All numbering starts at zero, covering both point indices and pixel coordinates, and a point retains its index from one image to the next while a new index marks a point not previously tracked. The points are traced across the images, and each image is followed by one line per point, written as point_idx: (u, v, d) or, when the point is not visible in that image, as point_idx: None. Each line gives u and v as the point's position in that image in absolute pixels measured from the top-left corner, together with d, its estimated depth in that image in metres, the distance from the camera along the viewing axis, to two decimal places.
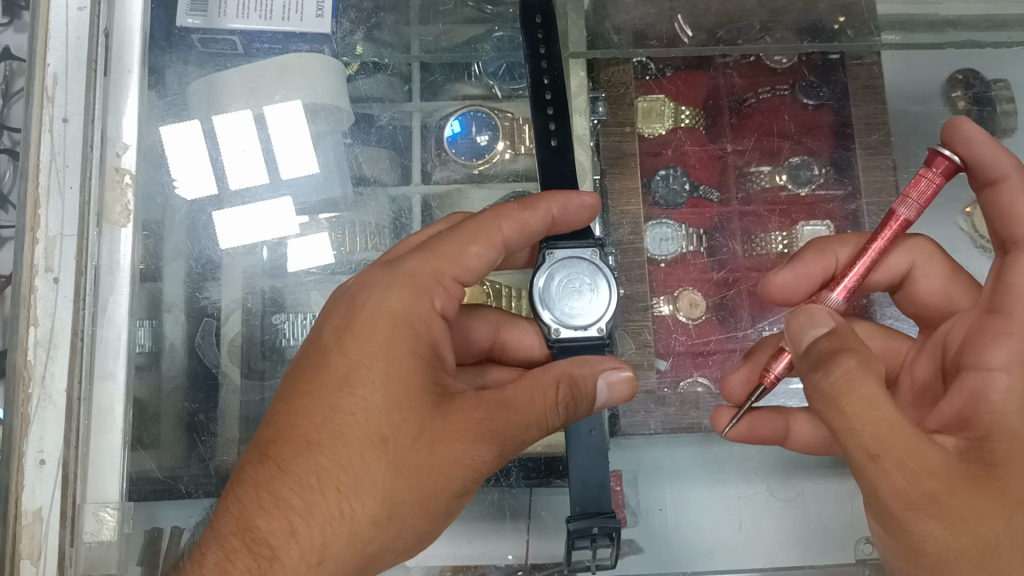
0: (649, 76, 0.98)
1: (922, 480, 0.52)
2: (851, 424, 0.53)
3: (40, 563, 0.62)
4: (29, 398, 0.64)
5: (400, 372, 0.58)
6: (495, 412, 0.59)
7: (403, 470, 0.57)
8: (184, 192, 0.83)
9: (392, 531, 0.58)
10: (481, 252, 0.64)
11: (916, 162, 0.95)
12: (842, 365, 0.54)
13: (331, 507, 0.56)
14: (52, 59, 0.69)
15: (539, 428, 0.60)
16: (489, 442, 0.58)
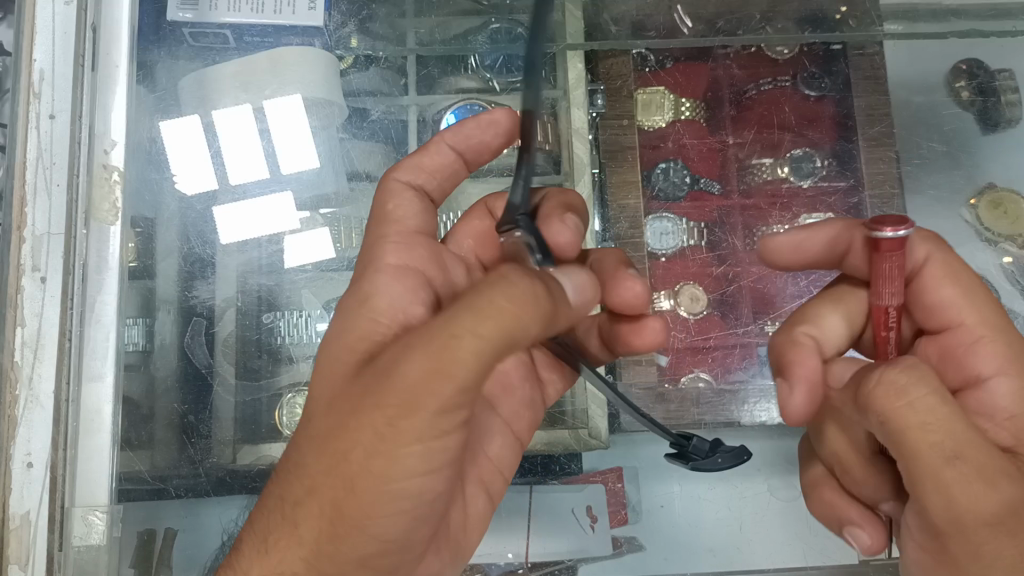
0: (649, 68, 0.96)
1: (1004, 488, 0.46)
2: (912, 435, 0.46)
3: (30, 568, 0.61)
4: (16, 401, 0.62)
5: (353, 346, 0.54)
6: (414, 345, 0.45)
7: (325, 440, 0.50)
8: (184, 186, 0.82)
9: (332, 507, 0.49)
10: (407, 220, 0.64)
11: (920, 154, 0.94)
12: (901, 361, 0.47)
13: (282, 500, 0.52)
14: (38, 54, 0.68)
15: (461, 345, 0.43)
16: (400, 396, 0.46)
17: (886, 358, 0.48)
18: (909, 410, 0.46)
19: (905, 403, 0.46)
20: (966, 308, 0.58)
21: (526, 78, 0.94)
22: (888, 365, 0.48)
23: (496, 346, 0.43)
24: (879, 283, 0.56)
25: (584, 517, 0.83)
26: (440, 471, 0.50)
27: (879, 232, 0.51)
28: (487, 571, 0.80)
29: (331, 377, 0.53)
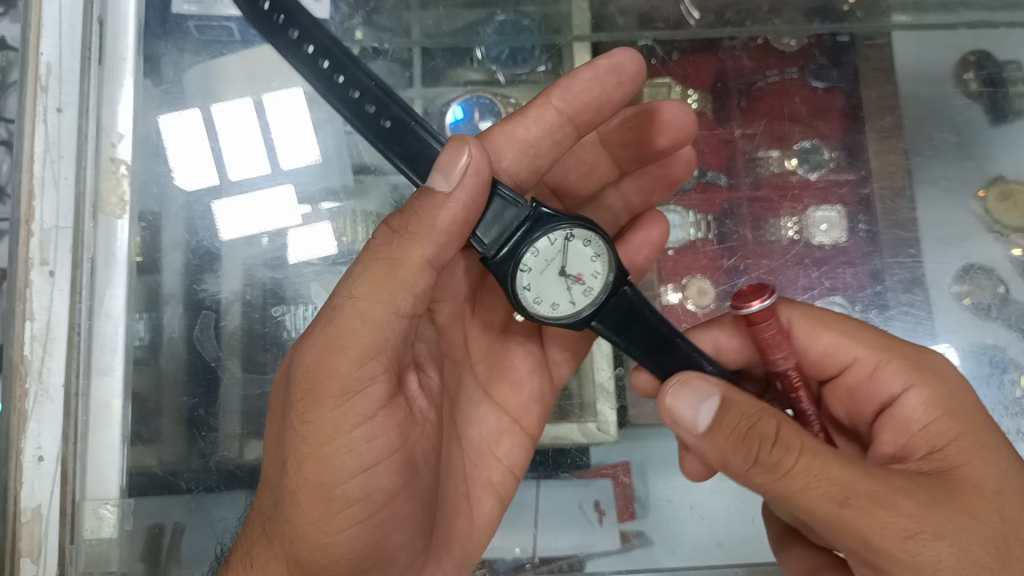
0: (656, 59, 0.95)
1: (900, 503, 0.47)
2: (806, 482, 0.47)
3: (40, 560, 0.61)
4: (27, 394, 0.63)
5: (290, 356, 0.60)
6: (315, 331, 0.50)
7: (274, 454, 0.52)
8: (180, 182, 0.82)
9: (281, 510, 0.51)
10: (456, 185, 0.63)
11: (932, 145, 0.93)
12: (744, 402, 0.51)
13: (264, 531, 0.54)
14: (45, 48, 0.68)
15: (358, 335, 0.49)
16: (322, 378, 0.48)
17: (743, 425, 0.50)
18: (810, 464, 0.47)
19: (799, 461, 0.48)
20: (857, 342, 0.61)
21: (532, 69, 0.95)
22: (738, 431, 0.50)
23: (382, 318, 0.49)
24: (772, 353, 0.59)
25: (592, 511, 0.83)
26: (388, 464, 0.51)
27: (748, 306, 0.56)
28: (495, 567, 0.80)
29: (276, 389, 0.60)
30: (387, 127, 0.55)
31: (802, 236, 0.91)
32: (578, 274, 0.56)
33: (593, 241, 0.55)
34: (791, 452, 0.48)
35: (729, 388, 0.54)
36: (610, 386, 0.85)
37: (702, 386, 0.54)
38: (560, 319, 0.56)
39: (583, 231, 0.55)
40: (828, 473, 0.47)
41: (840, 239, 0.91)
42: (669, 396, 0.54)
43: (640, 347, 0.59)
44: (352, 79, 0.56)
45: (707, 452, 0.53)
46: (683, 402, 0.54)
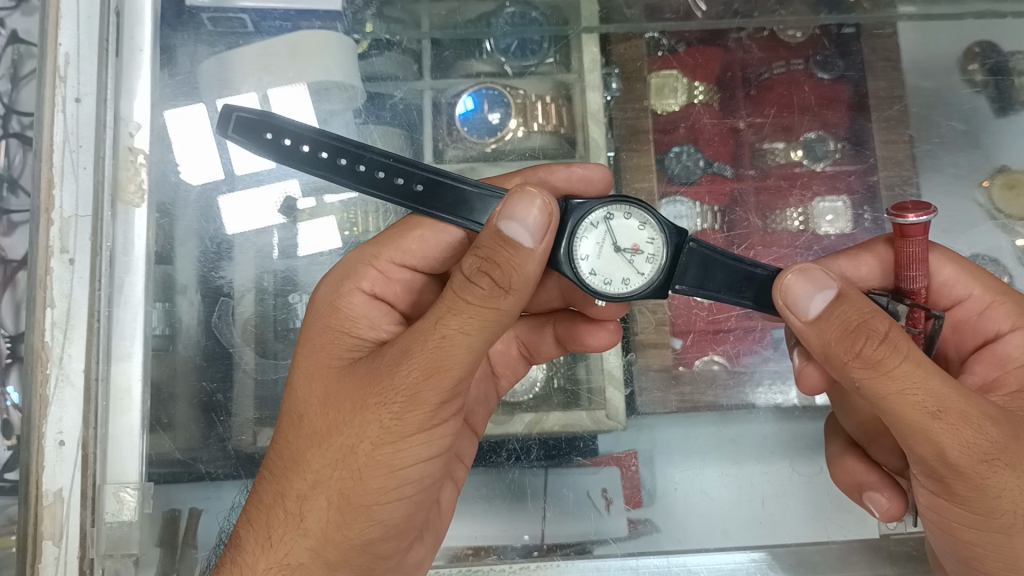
0: (662, 51, 0.96)
1: (986, 429, 0.49)
2: (904, 387, 0.48)
3: (62, 543, 0.62)
4: (48, 379, 0.64)
5: (319, 348, 0.57)
6: (411, 344, 0.50)
7: (345, 428, 0.52)
8: (188, 177, 0.82)
9: (340, 497, 0.52)
10: (428, 234, 0.64)
11: (940, 134, 0.94)
12: (859, 301, 0.50)
13: (295, 491, 0.53)
14: (63, 39, 0.68)
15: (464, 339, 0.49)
16: (433, 368, 0.50)
17: (853, 321, 0.49)
18: (913, 370, 0.48)
19: (905, 364, 0.48)
20: (973, 283, 0.65)
21: (541, 61, 0.95)
22: (846, 323, 0.50)
23: (485, 344, 0.50)
24: (907, 270, 0.57)
25: (600, 498, 0.84)
26: (439, 460, 0.56)
27: (904, 218, 0.54)
28: (503, 552, 0.81)
29: (295, 371, 0.57)
30: (420, 190, 0.57)
31: (808, 226, 0.92)
32: (635, 245, 0.56)
33: (634, 211, 0.56)
34: (897, 355, 0.48)
35: (848, 284, 0.51)
36: (618, 373, 0.87)
37: (819, 275, 0.51)
38: (637, 292, 0.56)
39: (620, 205, 0.56)
40: (930, 380, 0.48)
41: (846, 229, 0.91)
42: (787, 279, 0.51)
43: (729, 288, 0.57)
44: (373, 164, 0.57)
45: (810, 337, 0.52)
46: (802, 281, 0.51)
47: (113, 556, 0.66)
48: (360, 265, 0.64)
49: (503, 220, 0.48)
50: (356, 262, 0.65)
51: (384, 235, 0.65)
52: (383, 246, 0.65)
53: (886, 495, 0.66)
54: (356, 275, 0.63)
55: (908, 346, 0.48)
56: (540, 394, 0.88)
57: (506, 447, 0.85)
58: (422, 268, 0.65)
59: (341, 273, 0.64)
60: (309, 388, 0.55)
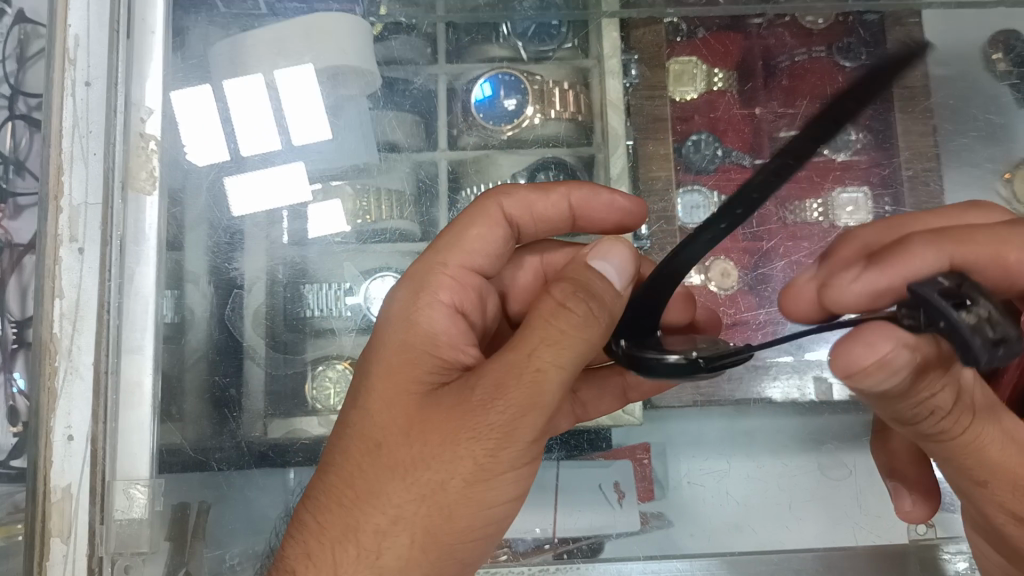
0: (683, 37, 0.94)
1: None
2: (978, 453, 0.47)
3: (70, 540, 0.61)
4: (56, 371, 0.62)
5: (397, 371, 0.54)
6: (503, 376, 0.49)
7: (438, 464, 0.50)
8: (195, 158, 0.79)
9: (426, 533, 0.50)
10: (485, 236, 0.64)
11: (976, 126, 0.91)
12: (942, 373, 0.43)
13: (373, 526, 0.50)
14: (73, 20, 0.66)
15: (554, 370, 0.48)
16: (525, 401, 0.48)
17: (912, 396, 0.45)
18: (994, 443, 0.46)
19: (973, 438, 0.46)
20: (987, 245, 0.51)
21: (559, 46, 0.93)
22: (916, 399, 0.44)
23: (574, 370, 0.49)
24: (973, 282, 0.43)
25: (612, 491, 0.82)
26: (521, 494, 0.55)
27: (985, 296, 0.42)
28: (514, 545, 0.78)
29: (370, 392, 0.54)
30: None
31: (827, 218, 0.90)
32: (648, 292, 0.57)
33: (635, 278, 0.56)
34: (952, 431, 0.46)
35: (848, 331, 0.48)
36: None
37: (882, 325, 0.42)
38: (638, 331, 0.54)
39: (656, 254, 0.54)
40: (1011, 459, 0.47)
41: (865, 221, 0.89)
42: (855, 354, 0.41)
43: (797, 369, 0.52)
44: None
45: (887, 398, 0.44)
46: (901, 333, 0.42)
47: (123, 553, 0.64)
48: (430, 273, 0.61)
49: (596, 257, 0.51)
50: (435, 269, 0.61)
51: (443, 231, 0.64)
52: (442, 246, 0.63)
53: (910, 502, 0.67)
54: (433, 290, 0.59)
55: (972, 425, 0.46)
56: None
57: None
58: (485, 269, 0.64)
59: (415, 284, 0.60)
60: (387, 417, 0.52)
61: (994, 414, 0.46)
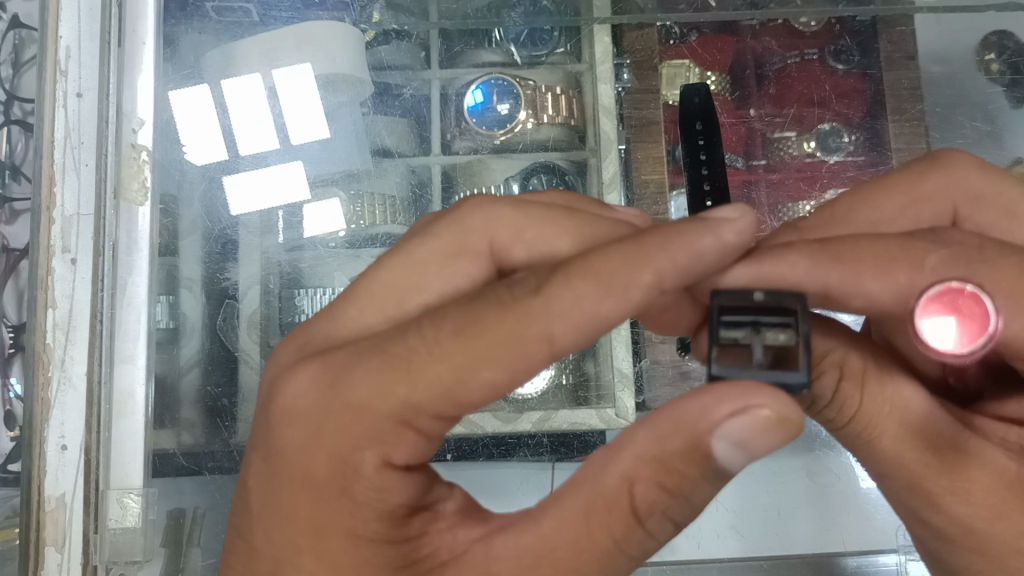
0: (674, 40, 0.95)
1: (957, 507, 0.47)
2: (872, 441, 0.49)
3: (65, 549, 0.61)
4: (49, 381, 0.62)
5: (327, 530, 0.44)
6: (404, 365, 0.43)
7: (343, 463, 0.44)
8: (193, 157, 0.80)
9: (348, 540, 0.44)
10: (501, 374, 0.43)
11: (965, 134, 0.91)
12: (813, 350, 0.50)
13: (296, 548, 0.45)
14: (63, 31, 0.67)
15: (449, 361, 0.43)
16: (438, 392, 0.43)
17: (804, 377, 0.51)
18: (883, 429, 0.48)
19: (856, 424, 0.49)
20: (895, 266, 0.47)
21: (551, 51, 0.93)
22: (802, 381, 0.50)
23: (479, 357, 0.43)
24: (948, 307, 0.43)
25: None
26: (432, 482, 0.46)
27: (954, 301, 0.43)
28: None
29: (281, 535, 0.45)
30: None
31: None
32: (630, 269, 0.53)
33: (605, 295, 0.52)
34: (842, 416, 0.50)
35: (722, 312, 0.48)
36: (630, 372, 0.84)
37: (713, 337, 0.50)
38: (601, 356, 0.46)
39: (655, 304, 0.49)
40: (908, 453, 0.48)
41: None
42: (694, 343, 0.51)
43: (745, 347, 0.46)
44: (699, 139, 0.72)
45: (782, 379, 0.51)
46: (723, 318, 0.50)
47: (117, 562, 0.65)
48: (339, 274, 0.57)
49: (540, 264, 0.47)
50: (382, 413, 0.43)
51: (441, 342, 0.43)
52: (412, 372, 0.43)
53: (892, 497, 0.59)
54: (412, 428, 0.44)
55: (860, 406, 0.49)
56: (549, 392, 0.86)
57: (518, 452, 0.85)
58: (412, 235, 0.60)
59: (351, 420, 0.44)
60: (285, 485, 0.45)
61: (889, 403, 0.48)
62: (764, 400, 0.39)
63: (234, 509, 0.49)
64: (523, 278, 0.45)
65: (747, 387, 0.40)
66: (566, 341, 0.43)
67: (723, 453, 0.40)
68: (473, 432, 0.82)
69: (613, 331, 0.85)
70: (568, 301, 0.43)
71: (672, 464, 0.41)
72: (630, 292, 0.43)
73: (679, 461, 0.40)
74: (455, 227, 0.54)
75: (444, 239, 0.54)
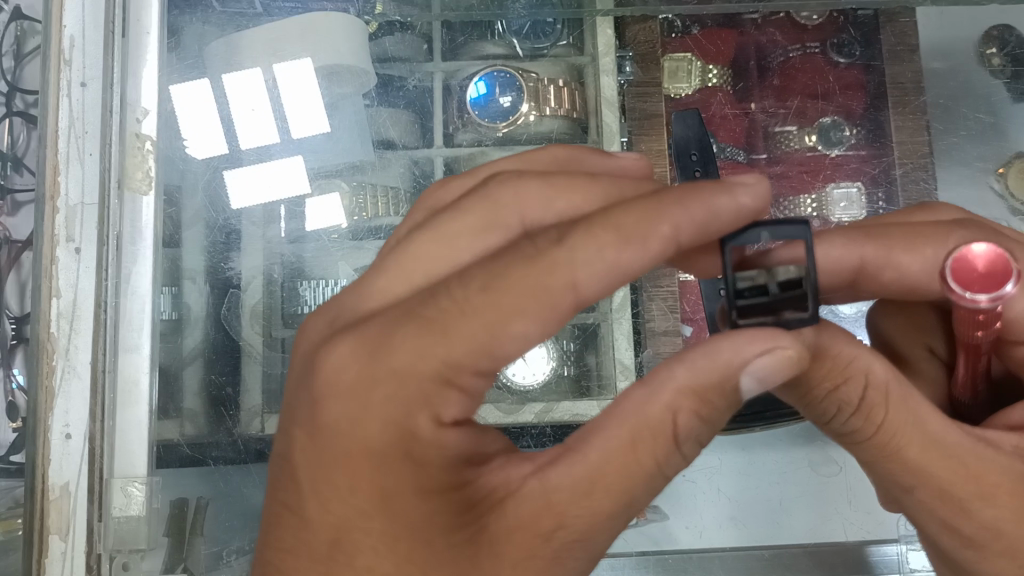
0: (677, 33, 0.95)
1: (984, 513, 0.46)
2: (897, 451, 0.46)
3: (69, 537, 0.62)
4: (54, 370, 0.62)
5: (392, 493, 0.44)
6: (447, 321, 0.44)
7: (397, 422, 0.44)
8: (195, 151, 0.80)
9: (414, 495, 0.44)
10: (532, 328, 0.45)
11: (967, 126, 0.91)
12: (841, 357, 0.46)
13: (363, 515, 0.45)
14: (68, 21, 0.67)
15: (490, 316, 0.44)
16: (481, 344, 0.44)
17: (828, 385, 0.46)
18: (908, 435, 0.46)
19: (880, 435, 0.47)
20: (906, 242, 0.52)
21: (554, 43, 0.93)
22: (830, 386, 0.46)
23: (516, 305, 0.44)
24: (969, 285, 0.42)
25: None
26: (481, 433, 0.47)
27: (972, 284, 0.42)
28: None
29: (341, 504, 0.45)
30: None
31: (820, 214, 0.89)
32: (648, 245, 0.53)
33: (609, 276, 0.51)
34: (867, 428, 0.47)
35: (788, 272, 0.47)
36: (632, 364, 0.84)
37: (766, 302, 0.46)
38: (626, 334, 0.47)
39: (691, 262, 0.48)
40: (938, 462, 0.46)
41: (858, 217, 0.89)
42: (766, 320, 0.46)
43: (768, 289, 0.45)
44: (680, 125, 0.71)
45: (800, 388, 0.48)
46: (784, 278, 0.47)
47: (121, 551, 0.64)
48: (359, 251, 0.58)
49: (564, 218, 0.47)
50: (425, 374, 0.44)
51: (473, 299, 0.44)
52: (450, 331, 0.44)
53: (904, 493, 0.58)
54: (456, 387, 0.45)
55: (886, 416, 0.46)
56: (551, 383, 0.86)
57: (521, 441, 0.84)
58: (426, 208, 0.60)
59: (398, 386, 0.44)
60: (341, 454, 0.45)
61: (911, 411, 0.46)
62: (789, 342, 0.42)
63: (275, 486, 0.48)
64: (546, 232, 0.47)
65: (775, 331, 0.43)
66: (590, 291, 0.45)
67: (748, 386, 0.43)
68: (484, 422, 0.83)
69: (616, 322, 0.86)
70: (591, 252, 0.45)
71: (708, 395, 0.44)
72: (650, 244, 0.46)
73: (715, 392, 0.44)
74: (486, 202, 0.54)
75: (475, 213, 0.54)
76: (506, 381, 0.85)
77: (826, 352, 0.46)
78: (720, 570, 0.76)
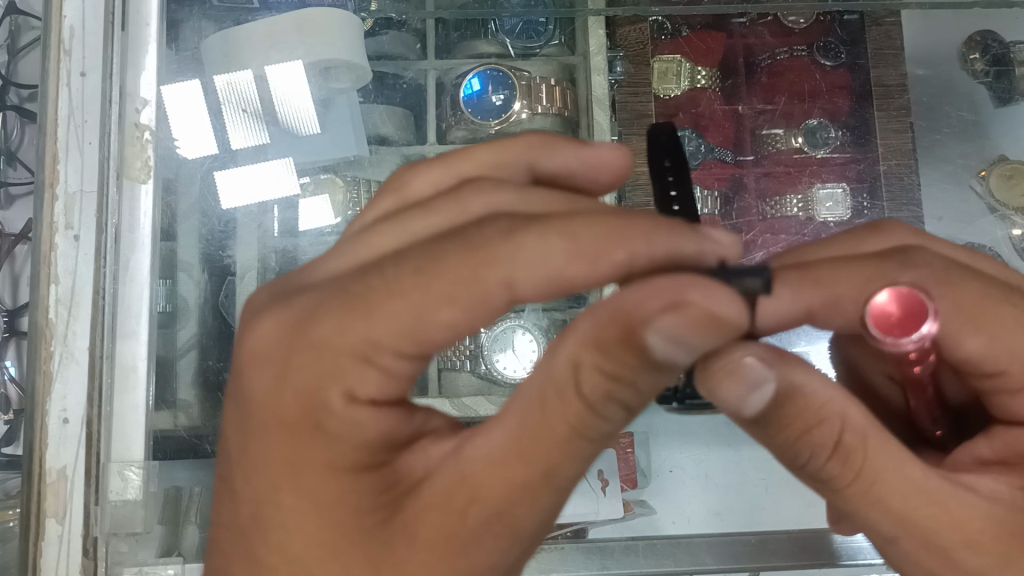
0: (667, 35, 0.96)
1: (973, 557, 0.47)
2: (878, 494, 0.47)
3: (65, 521, 0.62)
4: (51, 356, 0.64)
5: (303, 466, 0.44)
6: (370, 304, 0.43)
7: (303, 394, 0.43)
8: (186, 151, 0.79)
9: (323, 469, 0.44)
10: (459, 317, 0.44)
11: (950, 124, 0.94)
12: (815, 395, 0.46)
13: (276, 490, 0.45)
14: (69, 11, 0.68)
15: (405, 299, 0.43)
16: (401, 329, 0.43)
17: (805, 422, 0.46)
18: (889, 483, 0.47)
19: (861, 480, 0.47)
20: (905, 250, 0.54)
21: (545, 43, 0.94)
22: (806, 427, 0.46)
23: (434, 298, 0.43)
24: (892, 336, 0.40)
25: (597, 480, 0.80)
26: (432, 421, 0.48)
27: (903, 341, 0.40)
28: None
29: (260, 474, 0.45)
30: None
31: (806, 211, 0.92)
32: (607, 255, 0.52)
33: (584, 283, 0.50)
34: (846, 473, 0.47)
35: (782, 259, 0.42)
36: None
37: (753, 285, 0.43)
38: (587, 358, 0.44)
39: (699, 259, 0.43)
40: (923, 506, 0.47)
41: (843, 216, 0.91)
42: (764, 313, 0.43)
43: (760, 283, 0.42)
44: None
45: (771, 429, 0.47)
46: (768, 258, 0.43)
47: (117, 534, 0.65)
48: None
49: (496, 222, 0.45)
50: (345, 347, 0.43)
51: (404, 280, 0.44)
52: (370, 311, 0.43)
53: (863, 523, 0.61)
54: (376, 363, 0.44)
55: (865, 460, 0.46)
56: None
57: None
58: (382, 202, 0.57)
59: (313, 355, 0.44)
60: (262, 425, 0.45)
61: (894, 452, 0.46)
62: None
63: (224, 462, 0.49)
64: (497, 220, 0.45)
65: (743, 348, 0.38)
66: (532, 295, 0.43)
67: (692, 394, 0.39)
68: (466, 415, 0.83)
69: None
70: (535, 257, 0.43)
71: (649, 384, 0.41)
72: (603, 259, 0.42)
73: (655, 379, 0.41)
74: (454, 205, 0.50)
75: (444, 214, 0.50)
76: (496, 375, 0.87)
77: (799, 391, 0.46)
78: (708, 558, 0.76)
